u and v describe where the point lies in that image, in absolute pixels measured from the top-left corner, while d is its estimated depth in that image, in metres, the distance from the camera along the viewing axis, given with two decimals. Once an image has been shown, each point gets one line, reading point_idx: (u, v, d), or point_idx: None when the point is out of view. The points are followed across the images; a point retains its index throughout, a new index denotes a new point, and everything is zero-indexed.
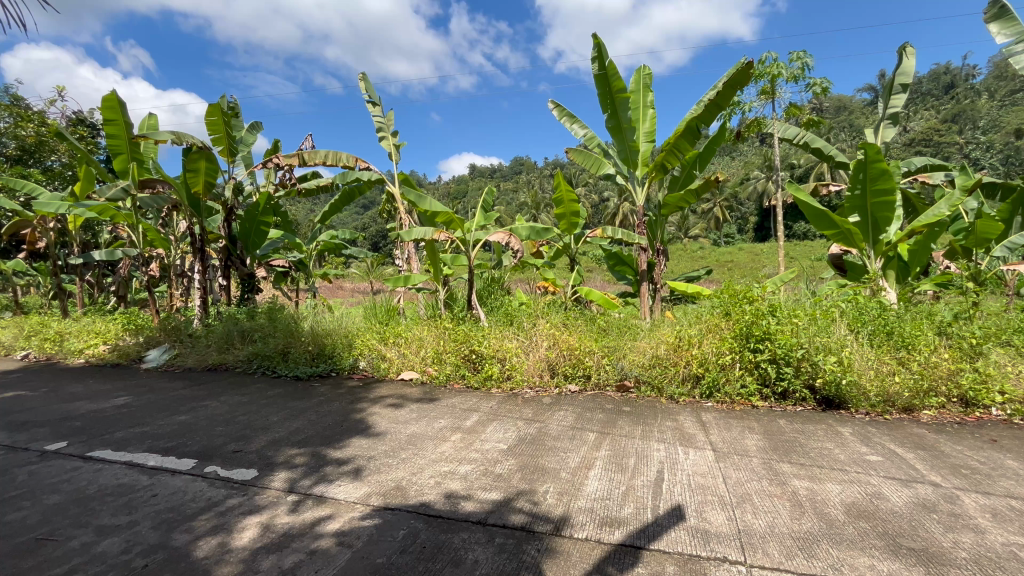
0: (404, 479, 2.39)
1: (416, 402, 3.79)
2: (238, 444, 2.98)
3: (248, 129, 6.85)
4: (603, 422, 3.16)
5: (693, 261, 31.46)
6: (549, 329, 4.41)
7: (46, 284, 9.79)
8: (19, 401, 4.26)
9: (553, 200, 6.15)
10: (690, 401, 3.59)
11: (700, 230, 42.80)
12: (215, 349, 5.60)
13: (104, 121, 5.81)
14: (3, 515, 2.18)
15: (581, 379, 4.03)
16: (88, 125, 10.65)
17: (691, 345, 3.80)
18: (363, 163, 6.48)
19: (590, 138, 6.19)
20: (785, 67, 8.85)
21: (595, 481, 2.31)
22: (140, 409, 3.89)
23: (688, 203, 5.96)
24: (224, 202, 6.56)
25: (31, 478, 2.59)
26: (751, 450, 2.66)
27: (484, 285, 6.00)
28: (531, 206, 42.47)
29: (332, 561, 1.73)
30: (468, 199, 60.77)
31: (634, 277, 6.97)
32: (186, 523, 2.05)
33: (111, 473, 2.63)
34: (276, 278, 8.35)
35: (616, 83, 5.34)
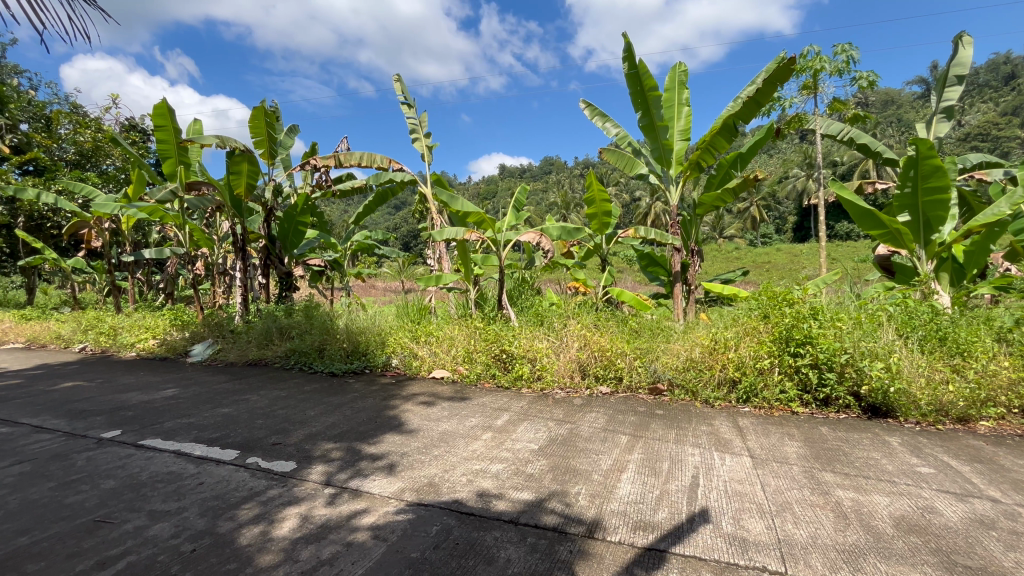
0: (437, 476, 2.42)
1: (447, 400, 3.84)
2: (277, 437, 3.08)
3: (287, 133, 7.09)
4: (636, 425, 3.12)
5: (728, 261, 30.68)
6: (580, 330, 4.39)
7: (101, 281, 10.38)
8: (78, 391, 4.54)
9: (585, 200, 6.11)
10: (726, 406, 3.49)
11: (735, 230, 41.64)
12: (256, 345, 5.81)
13: (154, 127, 6.12)
14: (65, 497, 2.33)
15: (613, 380, 3.98)
16: (140, 130, 11.25)
17: (727, 348, 3.71)
18: (396, 165, 6.59)
19: (622, 138, 6.11)
20: (828, 61, 8.51)
21: (628, 484, 2.28)
22: (186, 400, 4.08)
23: (724, 203, 5.78)
24: (264, 203, 6.80)
25: (89, 463, 2.75)
26: (791, 458, 2.57)
27: (515, 285, 6.01)
28: (561, 206, 42.32)
29: (368, 553, 1.77)
30: (497, 199, 60.96)
31: (667, 278, 6.84)
32: (230, 511, 2.14)
33: (161, 460, 2.77)
34: (312, 277, 8.59)
35: (648, 81, 5.26)
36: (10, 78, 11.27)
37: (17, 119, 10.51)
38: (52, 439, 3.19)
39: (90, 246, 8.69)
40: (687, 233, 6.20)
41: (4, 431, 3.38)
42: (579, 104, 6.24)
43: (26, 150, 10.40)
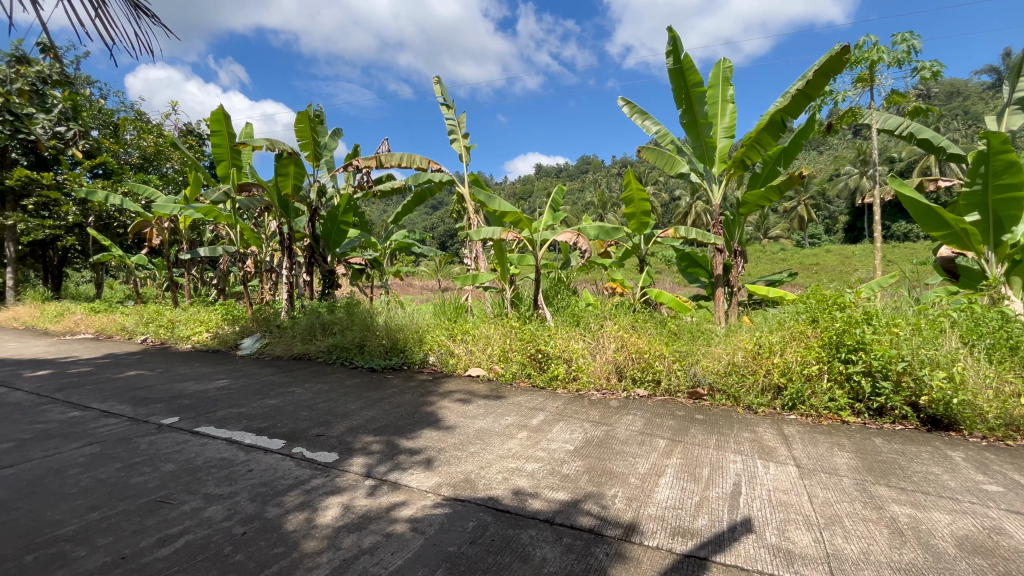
0: (473, 473, 2.45)
1: (483, 398, 3.88)
2: (321, 429, 3.20)
3: (331, 135, 7.34)
4: (675, 429, 3.05)
5: (773, 262, 29.51)
6: (617, 331, 4.34)
7: (160, 277, 11.06)
8: (140, 379, 4.86)
9: (623, 199, 6.01)
10: (771, 413, 3.37)
11: (781, 230, 40.05)
12: (300, 339, 6.05)
13: (211, 132, 6.46)
14: (130, 477, 2.50)
15: (651, 383, 3.91)
16: (197, 134, 11.93)
17: (772, 353, 3.57)
18: (435, 166, 6.70)
19: (663, 135, 5.98)
20: (887, 51, 8.04)
21: (666, 489, 2.24)
22: (236, 391, 4.30)
23: (770, 202, 5.48)
24: (309, 203, 7.07)
25: (151, 447, 2.95)
26: (841, 469, 2.45)
27: (550, 284, 6.00)
28: (597, 206, 41.91)
29: (406, 545, 1.81)
30: (533, 199, 61.06)
31: (708, 279, 6.63)
32: (278, 497, 2.25)
33: (215, 447, 2.93)
34: (353, 275, 8.86)
35: (693, 76, 5.12)
36: (84, 88, 12.18)
37: (89, 126, 11.35)
38: (118, 423, 3.43)
39: (152, 244, 9.29)
40: (730, 233, 6.02)
41: (75, 415, 3.65)
42: (618, 101, 6.14)
43: (96, 155, 11.22)
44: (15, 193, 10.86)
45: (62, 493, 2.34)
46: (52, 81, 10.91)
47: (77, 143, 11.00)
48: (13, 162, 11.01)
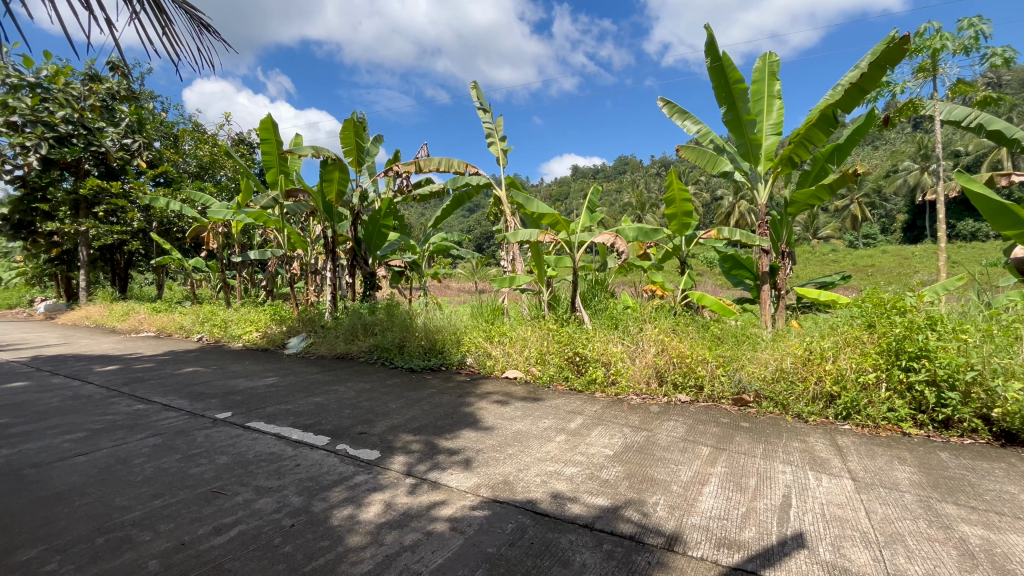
0: (512, 474, 2.46)
1: (521, 400, 3.88)
2: (363, 427, 3.29)
3: (373, 142, 7.56)
4: (719, 437, 2.95)
5: (824, 264, 28.13)
6: (657, 334, 4.25)
7: (214, 279, 11.69)
8: (196, 375, 5.15)
9: (663, 200, 5.88)
10: (823, 422, 3.20)
11: (832, 230, 38.16)
12: (343, 339, 6.25)
13: (261, 140, 6.76)
14: (189, 468, 2.65)
15: (693, 389, 3.81)
16: (248, 144, 12.55)
17: (824, 359, 3.40)
18: (472, 169, 6.78)
19: (704, 135, 5.82)
20: (951, 38, 7.52)
21: (710, 498, 2.17)
22: (284, 388, 4.50)
23: (821, 201, 5.22)
24: (352, 208, 7.30)
25: (207, 440, 3.12)
26: (902, 484, 2.30)
27: (588, 287, 5.94)
28: (637, 207, 41.18)
29: (446, 544, 1.84)
30: (569, 200, 60.86)
31: (753, 281, 6.37)
32: (323, 492, 2.32)
33: (265, 442, 3.07)
34: (393, 277, 9.08)
35: (733, 73, 4.95)
36: (148, 102, 13.09)
37: (152, 138, 12.20)
38: (177, 416, 3.65)
39: (207, 248, 9.86)
40: (777, 233, 5.78)
41: (139, 408, 3.90)
42: (657, 101, 6.02)
43: (158, 165, 12.01)
44: (87, 202, 11.76)
45: (128, 480, 2.50)
46: (121, 97, 12.03)
47: (142, 153, 11.83)
48: (85, 172, 11.81)
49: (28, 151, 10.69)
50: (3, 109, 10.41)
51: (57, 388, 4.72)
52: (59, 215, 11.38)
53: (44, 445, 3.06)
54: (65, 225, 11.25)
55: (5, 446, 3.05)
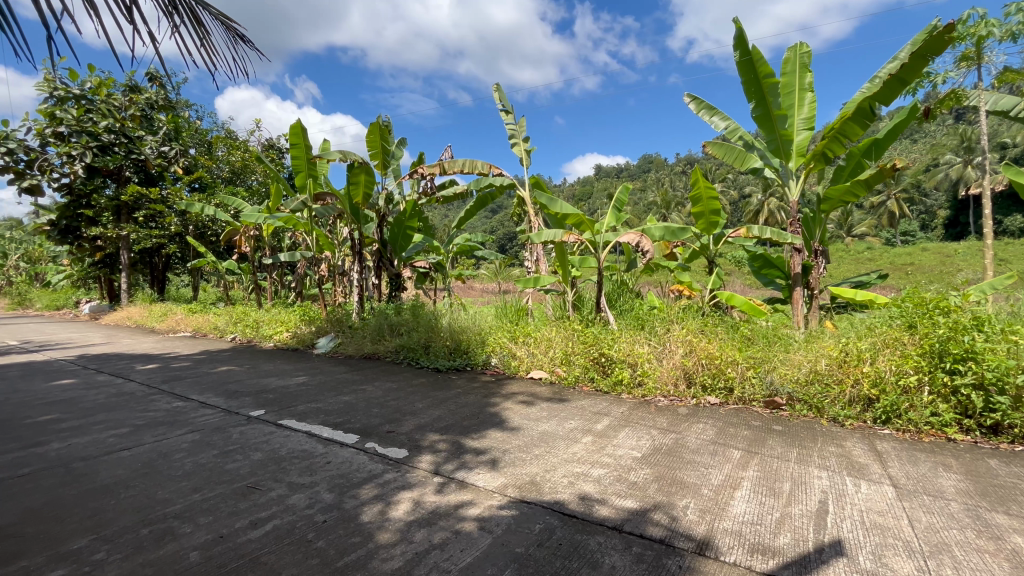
0: (539, 475, 2.45)
1: (547, 401, 3.87)
2: (391, 426, 3.34)
3: (398, 144, 7.66)
4: (751, 440, 2.89)
5: (859, 263, 27.16)
6: (685, 335, 4.18)
7: (246, 281, 12.06)
8: (231, 374, 5.32)
9: (690, 198, 5.78)
10: (860, 426, 3.09)
11: (867, 227, 36.83)
12: (370, 339, 6.36)
13: (291, 145, 6.94)
14: (225, 464, 2.74)
15: (723, 391, 3.74)
16: (278, 149, 12.90)
17: (862, 361, 3.28)
18: (496, 170, 6.82)
19: (732, 131, 5.69)
20: (998, 24, 7.16)
21: (742, 502, 2.12)
22: (314, 388, 4.60)
23: (857, 197, 5.04)
24: (378, 210, 7.41)
25: (242, 437, 3.22)
26: (948, 492, 2.20)
27: (614, 287, 5.89)
28: (662, 205, 40.60)
29: (475, 543, 1.85)
30: (593, 199, 60.55)
31: (784, 281, 6.18)
32: (354, 489, 2.37)
33: (297, 439, 3.14)
34: (418, 278, 9.19)
35: (764, 67, 4.82)
36: (184, 110, 13.59)
37: (188, 145, 12.67)
38: (214, 413, 3.78)
39: (240, 251, 10.17)
40: (810, 231, 5.61)
41: (178, 405, 4.06)
42: (683, 98, 5.92)
43: (193, 171, 12.45)
44: (128, 207, 12.29)
45: (168, 474, 2.61)
46: (159, 107, 12.55)
47: (178, 160, 12.29)
48: (126, 179, 12.34)
49: (74, 159, 11.26)
50: (52, 120, 10.99)
51: (102, 385, 4.94)
52: (103, 220, 11.93)
53: (91, 439, 3.21)
54: (108, 229, 11.80)
55: (56, 440, 3.21)
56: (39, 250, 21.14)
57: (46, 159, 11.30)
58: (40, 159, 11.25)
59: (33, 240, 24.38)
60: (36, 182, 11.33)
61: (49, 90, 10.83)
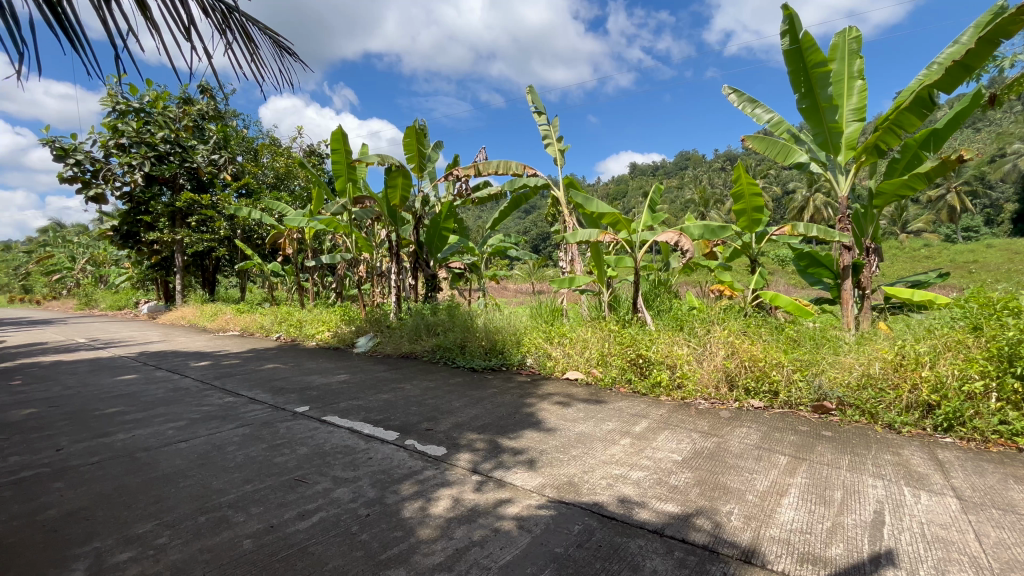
0: (577, 476, 2.44)
1: (583, 402, 3.84)
2: (429, 424, 3.41)
3: (433, 148, 7.80)
4: (798, 446, 2.78)
5: (916, 262, 25.59)
6: (727, 337, 4.06)
7: (290, 282, 12.54)
8: (277, 371, 5.56)
9: (731, 195, 5.61)
10: (919, 434, 2.91)
11: (923, 223, 34.75)
12: (408, 339, 6.49)
13: (332, 150, 7.16)
14: (274, 457, 2.87)
15: (767, 395, 3.60)
16: (318, 154, 13.34)
17: (920, 365, 3.10)
18: (530, 171, 6.83)
19: (777, 124, 5.49)
20: None
21: (790, 510, 2.04)
22: (354, 385, 4.74)
23: (914, 191, 4.76)
24: (414, 212, 7.56)
25: (289, 431, 3.36)
26: (1020, 506, 2.05)
27: (650, 287, 5.79)
28: (700, 203, 39.55)
29: (514, 541, 1.86)
30: (628, 199, 59.78)
31: (833, 280, 5.90)
32: (395, 485, 2.43)
33: (340, 435, 3.25)
34: (453, 279, 9.32)
35: (813, 56, 4.61)
36: (232, 120, 14.28)
37: (235, 152, 13.30)
38: (262, 409, 3.96)
39: (284, 253, 10.59)
40: (862, 228, 5.34)
41: (230, 400, 4.28)
42: (723, 91, 5.76)
43: (241, 177, 13.05)
44: (182, 213, 13.02)
45: (223, 465, 2.75)
46: (209, 117, 13.26)
47: (226, 167, 12.95)
48: (180, 186, 13.08)
49: (134, 169, 12.03)
50: (114, 133, 11.79)
51: (161, 380, 5.27)
52: (160, 225, 12.68)
53: (152, 431, 3.43)
54: (165, 234, 12.54)
55: (121, 431, 3.45)
56: (102, 254, 22.64)
57: (109, 169, 12.13)
58: (104, 169, 12.08)
59: (98, 245, 26.10)
60: (101, 190, 12.17)
61: (112, 104, 11.63)
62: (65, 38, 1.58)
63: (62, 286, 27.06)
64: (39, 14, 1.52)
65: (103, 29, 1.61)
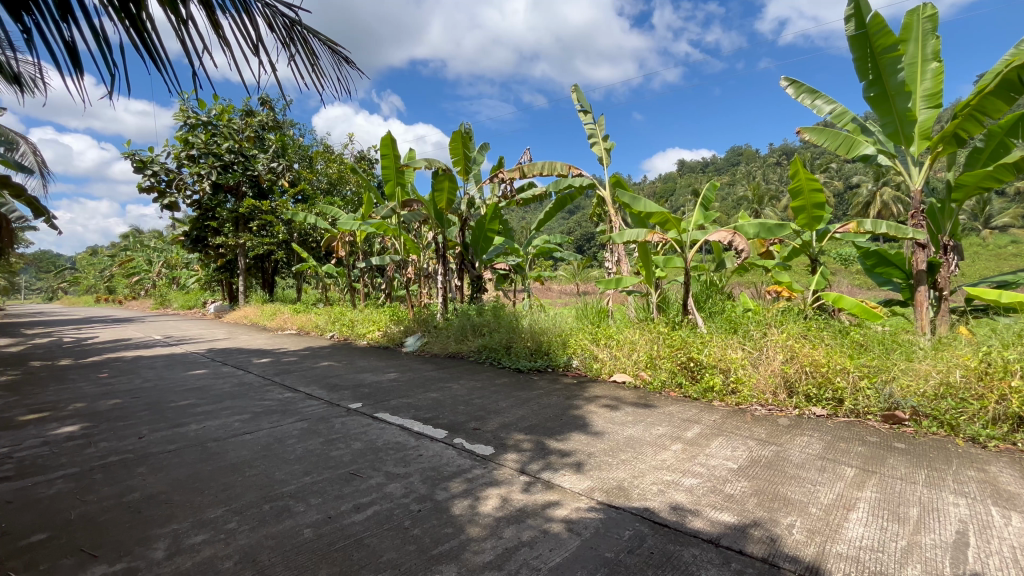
0: (627, 481, 2.40)
1: (632, 406, 3.77)
2: (477, 423, 3.45)
3: (479, 150, 7.91)
4: (866, 457, 2.60)
5: (1002, 261, 23.28)
6: (785, 341, 3.87)
7: (342, 283, 13.06)
8: (331, 369, 5.80)
9: (788, 192, 5.32)
10: (1008, 449, 2.65)
11: (1010, 219, 31.65)
12: (454, 339, 6.60)
13: (382, 156, 7.40)
14: (330, 451, 3.00)
15: (831, 402, 3.40)
16: (369, 160, 13.83)
17: (1009, 373, 2.87)
18: (575, 171, 6.76)
19: (839, 115, 5.18)
20: None
21: (859, 525, 1.92)
22: (404, 384, 4.88)
23: (1000, 182, 4.35)
24: (460, 214, 7.68)
25: (344, 427, 3.50)
26: None
27: (701, 288, 5.60)
28: (753, 200, 37.83)
29: (563, 544, 1.85)
30: (676, 198, 58.16)
31: (905, 281, 5.48)
32: (445, 482, 2.48)
33: (391, 431, 3.35)
34: (498, 279, 9.40)
35: (882, 40, 4.31)
36: (289, 129, 15.06)
37: (292, 160, 14.00)
38: (319, 404, 4.15)
39: (337, 255, 11.05)
40: (938, 224, 4.94)
41: (289, 395, 4.51)
42: (780, 83, 5.49)
43: (297, 183, 13.75)
44: (245, 218, 13.85)
45: (284, 457, 2.91)
46: (269, 127, 14.03)
47: (284, 174, 13.67)
48: (243, 193, 13.91)
49: (203, 177, 12.94)
50: (185, 145, 12.71)
51: (227, 376, 5.63)
52: (225, 230, 13.54)
53: (221, 423, 3.67)
54: (230, 238, 13.38)
55: (194, 422, 3.72)
56: (176, 257, 24.50)
57: (181, 179, 13.09)
58: (176, 179, 13.05)
59: (170, 248, 28.13)
60: (174, 199, 13.15)
61: (183, 119, 12.54)
62: (148, 57, 1.72)
63: (141, 287, 29.50)
64: (128, 36, 1.67)
65: (182, 48, 1.74)
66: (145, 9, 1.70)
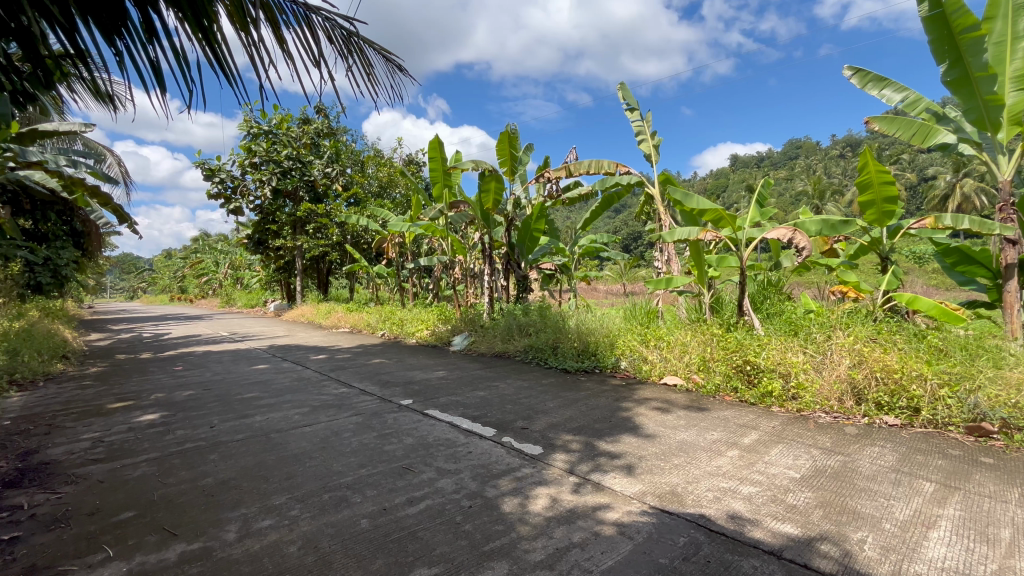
0: (680, 486, 2.34)
1: (684, 409, 3.66)
2: (524, 423, 3.46)
3: (524, 151, 7.93)
4: (947, 472, 2.40)
5: None
6: (853, 344, 3.64)
7: (393, 283, 13.46)
8: (382, 366, 6.00)
9: (856, 185, 4.98)
10: None
11: None
12: (501, 339, 6.66)
13: (430, 158, 7.57)
14: (384, 445, 3.11)
15: (906, 411, 3.16)
16: (417, 163, 14.17)
17: None
18: (623, 169, 6.66)
19: (912, 103, 4.81)
20: None
21: (941, 545, 1.77)
22: (452, 382, 4.97)
23: None
24: (506, 215, 7.74)
25: (396, 422, 3.61)
26: None
27: (757, 288, 5.35)
28: (814, 195, 35.75)
29: (615, 547, 1.83)
30: (728, 195, 55.89)
31: (991, 280, 5.00)
32: (494, 480, 2.51)
33: (441, 428, 3.43)
34: (544, 279, 9.36)
35: (962, 20, 3.96)
36: (342, 136, 15.68)
37: (345, 165, 14.57)
38: (372, 400, 4.30)
39: (387, 256, 11.39)
40: None
41: (343, 390, 4.71)
42: (843, 72, 5.16)
43: (350, 188, 14.30)
44: (302, 221, 14.57)
45: (341, 450, 3.04)
46: (324, 134, 14.67)
47: (338, 179, 14.25)
48: (300, 198, 14.61)
49: (265, 183, 13.72)
50: (249, 153, 13.51)
51: (287, 371, 5.95)
52: (284, 233, 14.30)
53: (282, 415, 3.89)
54: (288, 241, 14.12)
55: (258, 413, 3.96)
56: (240, 259, 26.11)
57: (245, 185, 13.93)
58: (241, 186, 13.91)
59: (233, 250, 30.00)
60: (238, 204, 14.02)
61: (247, 129, 13.34)
62: (221, 72, 1.84)
63: (209, 286, 31.69)
64: (203, 52, 1.79)
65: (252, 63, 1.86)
66: (217, 24, 1.82)
